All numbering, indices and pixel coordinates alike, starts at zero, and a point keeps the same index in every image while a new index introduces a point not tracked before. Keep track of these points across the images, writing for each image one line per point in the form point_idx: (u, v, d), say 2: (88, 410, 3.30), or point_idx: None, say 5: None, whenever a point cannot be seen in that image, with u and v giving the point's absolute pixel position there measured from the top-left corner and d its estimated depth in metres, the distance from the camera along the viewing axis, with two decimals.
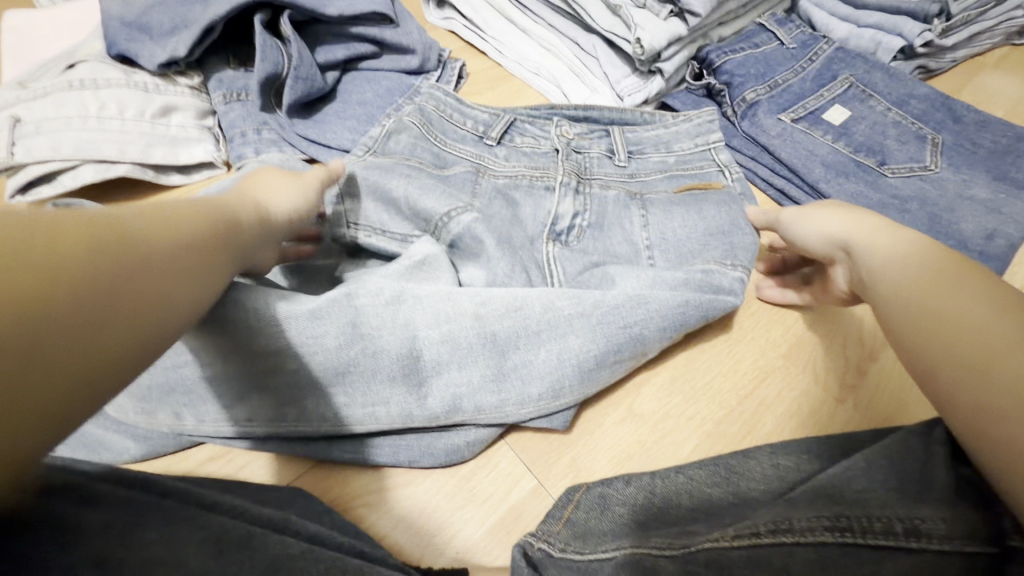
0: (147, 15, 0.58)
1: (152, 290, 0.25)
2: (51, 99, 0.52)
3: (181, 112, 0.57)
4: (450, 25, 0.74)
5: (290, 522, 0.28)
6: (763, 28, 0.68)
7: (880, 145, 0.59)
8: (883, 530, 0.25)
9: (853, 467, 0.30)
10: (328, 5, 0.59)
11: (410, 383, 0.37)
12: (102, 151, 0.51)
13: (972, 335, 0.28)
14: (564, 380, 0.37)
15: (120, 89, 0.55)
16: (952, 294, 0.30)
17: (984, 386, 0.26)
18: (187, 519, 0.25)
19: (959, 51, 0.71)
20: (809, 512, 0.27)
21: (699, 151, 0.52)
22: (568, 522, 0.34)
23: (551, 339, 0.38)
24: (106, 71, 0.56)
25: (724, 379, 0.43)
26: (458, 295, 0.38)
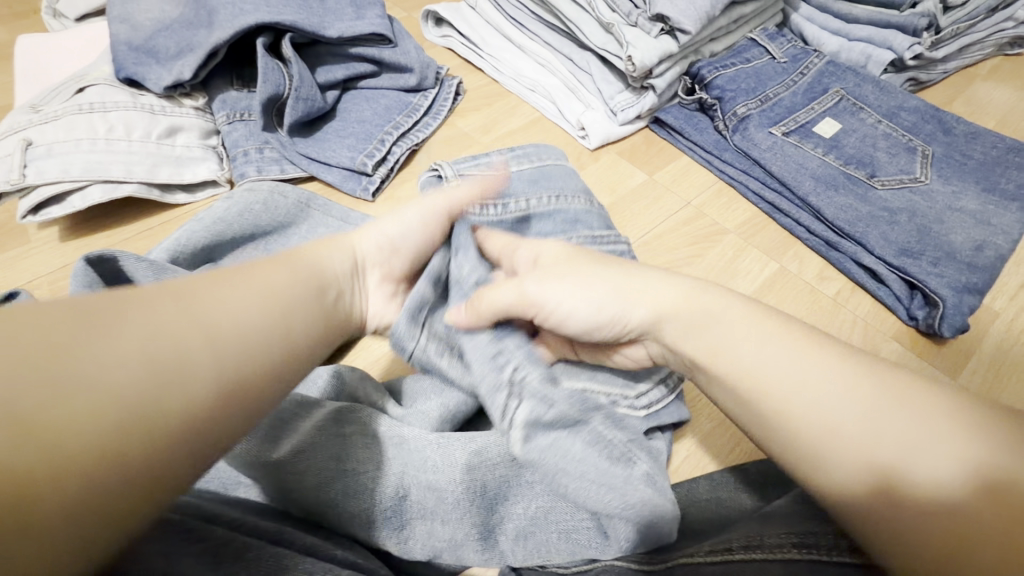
0: (155, 40, 0.60)
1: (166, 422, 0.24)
2: (63, 121, 0.54)
3: (185, 133, 0.59)
4: (448, 43, 0.75)
5: (286, 534, 0.29)
6: (754, 43, 0.70)
7: (871, 157, 0.59)
8: (842, 547, 0.27)
9: None
10: (329, 27, 0.61)
11: (391, 526, 0.33)
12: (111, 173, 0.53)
13: (808, 408, 0.29)
14: (556, 516, 0.34)
15: (129, 112, 0.57)
16: (782, 349, 0.31)
17: (862, 478, 0.27)
18: (185, 530, 0.26)
19: (950, 63, 0.72)
20: (779, 530, 0.28)
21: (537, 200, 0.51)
22: None
23: (536, 492, 0.35)
24: (115, 95, 0.58)
25: (713, 394, 0.44)
26: (452, 441, 0.36)
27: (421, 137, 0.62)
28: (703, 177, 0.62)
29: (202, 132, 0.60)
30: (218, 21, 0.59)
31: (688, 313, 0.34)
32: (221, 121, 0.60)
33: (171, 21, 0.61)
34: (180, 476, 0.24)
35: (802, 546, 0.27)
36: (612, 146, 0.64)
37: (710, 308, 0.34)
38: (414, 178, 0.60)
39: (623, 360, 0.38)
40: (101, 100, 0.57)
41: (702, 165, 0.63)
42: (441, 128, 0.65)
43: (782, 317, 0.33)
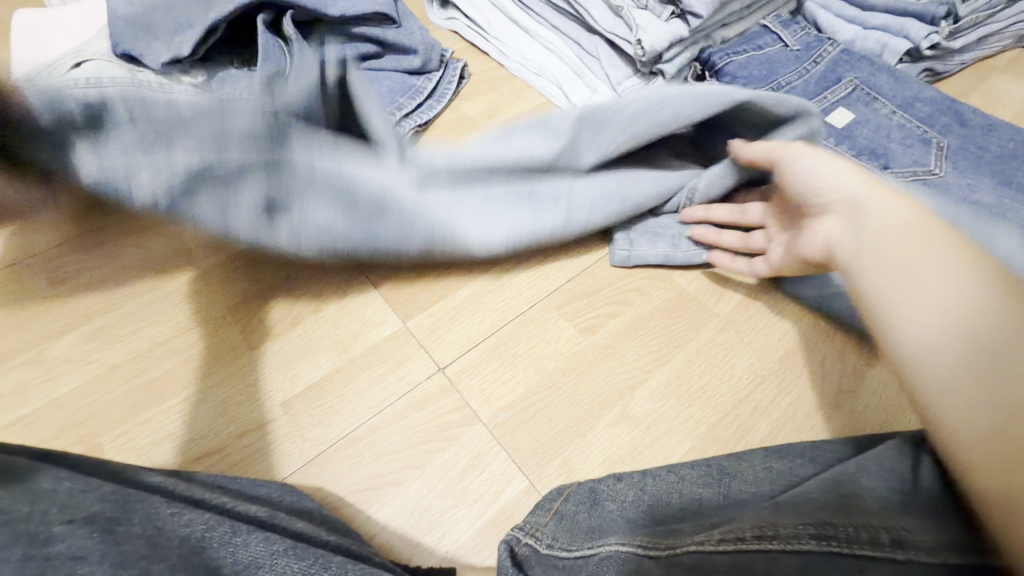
0: (124, 148, 0.45)
1: None
2: (106, 143, 0.44)
3: (187, 147, 0.46)
4: (453, 26, 0.74)
5: (277, 519, 0.28)
6: (767, 29, 0.68)
7: (884, 148, 0.58)
8: (871, 540, 0.25)
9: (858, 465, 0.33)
10: (330, 5, 0.61)
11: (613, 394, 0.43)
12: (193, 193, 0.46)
13: (900, 306, 0.35)
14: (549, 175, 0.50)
15: (150, 158, 0.45)
16: (913, 270, 0.35)
17: (937, 386, 0.31)
18: (165, 514, 0.24)
19: (967, 54, 0.70)
20: (795, 520, 0.26)
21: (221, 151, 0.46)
22: (557, 515, 0.34)
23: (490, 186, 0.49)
24: (113, 71, 0.56)
25: (720, 382, 0.43)
26: (640, 241, 0.50)
27: (424, 118, 0.62)
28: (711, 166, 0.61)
29: (195, 165, 0.45)
30: None
31: (909, 243, 0.37)
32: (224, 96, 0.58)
33: None
34: None
35: (820, 538, 0.25)
36: None
37: (926, 240, 0.37)
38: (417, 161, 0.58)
39: (805, 240, 0.43)
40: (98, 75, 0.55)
41: None
42: (445, 111, 0.65)
43: (950, 256, 0.35)
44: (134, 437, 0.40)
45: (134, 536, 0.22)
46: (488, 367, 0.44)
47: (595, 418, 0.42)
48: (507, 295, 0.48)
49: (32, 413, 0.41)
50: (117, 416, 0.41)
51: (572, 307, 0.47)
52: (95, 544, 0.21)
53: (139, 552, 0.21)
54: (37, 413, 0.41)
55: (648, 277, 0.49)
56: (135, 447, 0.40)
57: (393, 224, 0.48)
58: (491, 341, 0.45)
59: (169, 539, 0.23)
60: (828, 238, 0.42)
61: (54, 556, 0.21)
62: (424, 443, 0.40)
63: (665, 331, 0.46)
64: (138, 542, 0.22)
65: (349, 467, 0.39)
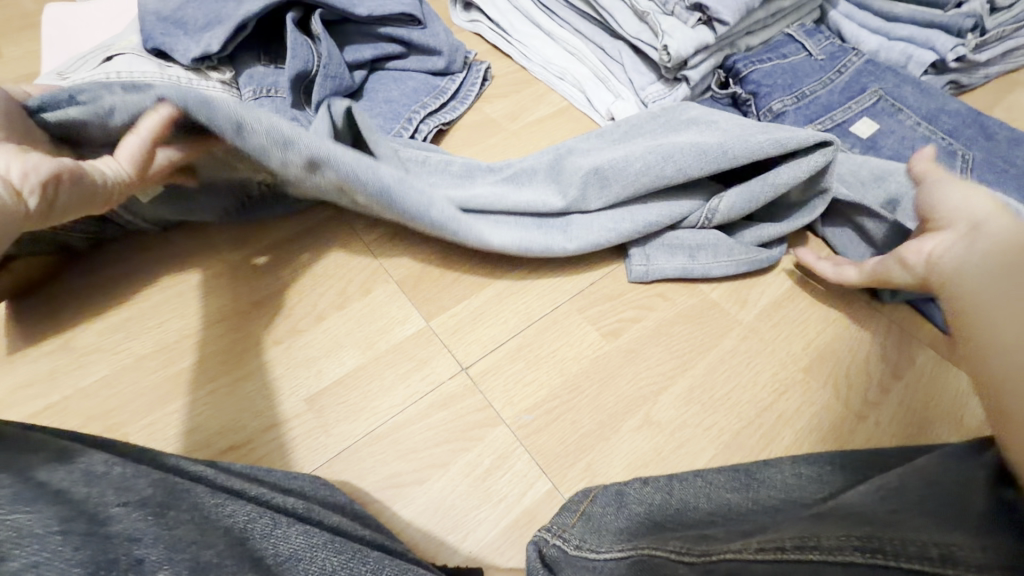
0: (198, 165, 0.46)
1: None
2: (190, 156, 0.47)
3: None
4: (476, 28, 0.75)
5: (313, 511, 0.28)
6: (791, 38, 0.68)
7: (908, 160, 0.58)
8: (918, 555, 0.24)
9: (882, 490, 0.29)
10: (358, 5, 0.61)
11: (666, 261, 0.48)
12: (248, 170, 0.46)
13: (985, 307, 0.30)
14: (554, 189, 0.48)
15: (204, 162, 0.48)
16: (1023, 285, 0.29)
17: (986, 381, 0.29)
18: (207, 505, 0.24)
19: (992, 67, 0.69)
20: (836, 531, 0.26)
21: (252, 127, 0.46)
22: (584, 515, 0.34)
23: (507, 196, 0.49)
24: (144, 69, 0.58)
25: (744, 390, 0.43)
26: (659, 254, 0.49)
27: (449, 118, 0.63)
28: None
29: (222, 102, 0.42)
30: None
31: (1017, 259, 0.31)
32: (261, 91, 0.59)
33: None
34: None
35: (864, 549, 0.24)
36: None
37: None
38: None
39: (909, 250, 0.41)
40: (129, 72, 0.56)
41: None
42: (468, 113, 0.65)
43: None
44: (161, 427, 0.41)
45: (183, 521, 0.22)
46: (510, 368, 0.44)
47: (619, 419, 0.42)
48: (530, 297, 0.48)
49: (60, 401, 0.41)
50: (145, 406, 0.41)
51: (596, 311, 0.47)
52: (150, 528, 0.21)
53: (189, 537, 0.21)
54: (65, 401, 0.41)
55: (672, 283, 0.49)
56: (162, 437, 0.40)
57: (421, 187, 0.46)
58: (515, 342, 0.45)
59: (215, 527, 0.23)
60: (933, 251, 0.39)
61: (114, 535, 0.20)
62: (448, 442, 0.40)
63: (688, 337, 0.46)
64: (187, 528, 0.22)
65: (374, 464, 0.39)
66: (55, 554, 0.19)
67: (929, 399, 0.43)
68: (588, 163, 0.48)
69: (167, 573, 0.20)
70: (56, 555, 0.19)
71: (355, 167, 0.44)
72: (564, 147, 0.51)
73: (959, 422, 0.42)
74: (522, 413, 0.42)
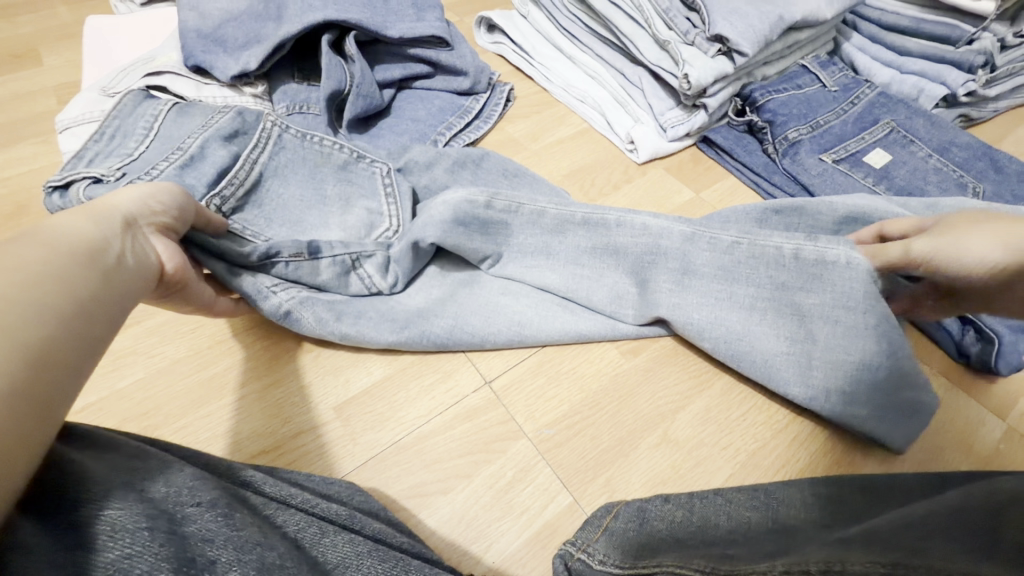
0: (288, 207, 0.48)
1: (52, 349, 0.24)
2: (266, 181, 0.48)
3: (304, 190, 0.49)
4: (499, 50, 0.77)
5: (354, 520, 0.30)
6: (806, 70, 0.70)
7: (921, 190, 0.59)
8: None
9: (911, 515, 0.28)
10: (390, 27, 0.63)
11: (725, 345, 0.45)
12: (333, 219, 0.49)
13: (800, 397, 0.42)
14: (602, 262, 0.47)
15: (305, 186, 0.49)
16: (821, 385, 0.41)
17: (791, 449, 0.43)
18: (260, 518, 0.26)
19: (1002, 102, 0.71)
20: (866, 556, 0.26)
21: (304, 176, 0.49)
22: (607, 531, 0.35)
23: (585, 269, 0.47)
24: (146, 110, 0.49)
25: (760, 412, 0.44)
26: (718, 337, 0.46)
27: (473, 137, 0.65)
28: (748, 199, 0.63)
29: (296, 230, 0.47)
30: (286, 17, 0.62)
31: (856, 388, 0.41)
32: (276, 128, 0.49)
33: (240, 12, 0.63)
34: (61, 347, 0.24)
35: None
36: (658, 161, 0.66)
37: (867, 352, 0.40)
38: None
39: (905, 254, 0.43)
40: (128, 118, 0.48)
41: (748, 187, 0.64)
42: (490, 132, 0.67)
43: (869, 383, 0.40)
44: (193, 430, 0.42)
45: (248, 523, 0.24)
46: (531, 383, 0.45)
47: (637, 428, 0.43)
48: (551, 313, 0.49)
49: (95, 402, 0.43)
50: (178, 410, 0.43)
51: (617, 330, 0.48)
52: (219, 528, 0.23)
53: (253, 539, 0.24)
54: (101, 402, 0.43)
55: None
56: (194, 440, 0.41)
57: (478, 317, 0.46)
58: (536, 358, 0.47)
59: (275, 530, 0.25)
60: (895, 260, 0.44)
61: (190, 534, 0.22)
62: (472, 454, 0.41)
63: (705, 358, 0.47)
64: (252, 529, 0.24)
65: (401, 472, 0.40)
66: (140, 548, 0.21)
67: (943, 427, 0.44)
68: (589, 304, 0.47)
69: (236, 573, 0.22)
70: (143, 548, 0.21)
71: (359, 326, 0.45)
72: (609, 233, 0.46)
73: (969, 447, 0.43)
74: (543, 427, 0.43)
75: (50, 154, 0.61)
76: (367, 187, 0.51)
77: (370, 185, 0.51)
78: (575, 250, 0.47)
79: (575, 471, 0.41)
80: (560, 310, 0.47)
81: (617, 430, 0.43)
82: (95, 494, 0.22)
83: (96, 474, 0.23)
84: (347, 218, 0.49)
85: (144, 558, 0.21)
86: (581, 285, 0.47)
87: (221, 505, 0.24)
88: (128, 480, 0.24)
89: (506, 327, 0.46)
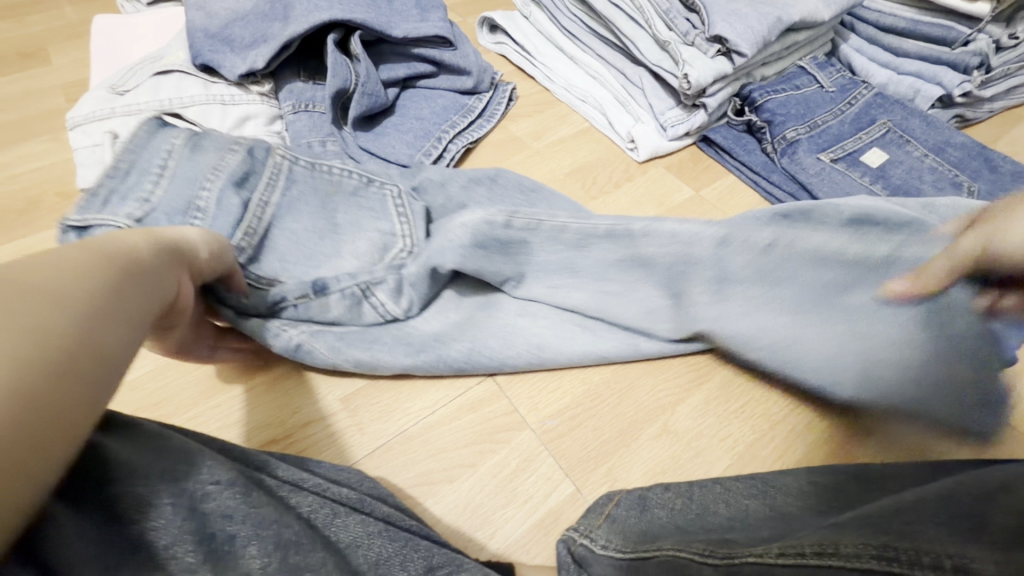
0: (301, 241, 0.46)
1: (96, 348, 0.25)
2: (279, 219, 0.46)
3: (314, 220, 0.47)
4: (502, 50, 0.79)
5: (364, 503, 0.31)
6: (804, 70, 0.71)
7: (916, 189, 0.60)
8: (931, 564, 0.24)
9: (901, 501, 0.29)
10: (395, 27, 0.64)
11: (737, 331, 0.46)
12: (349, 248, 0.47)
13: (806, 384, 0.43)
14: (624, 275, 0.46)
15: (317, 217, 0.47)
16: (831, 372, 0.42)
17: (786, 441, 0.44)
18: (277, 498, 0.27)
19: (996, 103, 0.72)
20: (857, 539, 0.27)
21: (313, 206, 0.48)
22: (609, 518, 0.37)
23: (601, 276, 0.47)
24: (159, 145, 0.45)
25: (757, 405, 0.45)
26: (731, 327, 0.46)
27: (476, 136, 0.66)
28: (747, 197, 0.64)
29: (309, 262, 0.46)
30: (293, 16, 0.63)
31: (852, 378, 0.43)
32: (285, 161, 0.48)
33: (246, 12, 0.64)
34: (106, 347, 0.25)
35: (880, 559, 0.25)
36: (659, 160, 0.67)
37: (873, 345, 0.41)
38: None
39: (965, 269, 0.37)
40: (141, 154, 0.44)
41: (747, 185, 0.65)
42: (493, 130, 0.68)
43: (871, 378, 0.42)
44: (204, 420, 0.43)
45: (265, 502, 0.26)
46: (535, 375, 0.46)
47: (638, 418, 0.44)
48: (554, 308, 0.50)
49: None
50: (188, 400, 0.44)
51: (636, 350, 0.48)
52: (239, 506, 0.25)
53: (272, 516, 0.25)
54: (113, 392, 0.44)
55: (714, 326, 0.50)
56: (205, 430, 0.42)
57: (494, 335, 0.46)
58: None
59: (292, 511, 0.27)
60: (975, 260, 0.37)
61: (210, 511, 0.24)
62: (475, 444, 0.42)
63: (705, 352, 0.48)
64: (269, 507, 0.25)
65: (406, 462, 0.41)
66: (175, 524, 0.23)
67: None
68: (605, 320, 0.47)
69: (256, 547, 0.24)
70: (170, 522, 0.23)
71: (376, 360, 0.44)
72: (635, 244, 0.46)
73: None
74: (545, 418, 0.44)
75: (60, 151, 0.62)
76: (378, 208, 0.49)
77: (382, 207, 0.49)
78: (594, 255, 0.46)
79: (577, 460, 0.42)
80: (579, 330, 0.47)
81: (618, 421, 0.44)
82: (126, 473, 0.24)
83: (126, 454, 0.25)
84: (359, 244, 0.48)
85: (170, 530, 0.23)
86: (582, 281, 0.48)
87: (239, 484, 0.26)
88: (150, 458, 0.25)
89: (521, 347, 0.46)
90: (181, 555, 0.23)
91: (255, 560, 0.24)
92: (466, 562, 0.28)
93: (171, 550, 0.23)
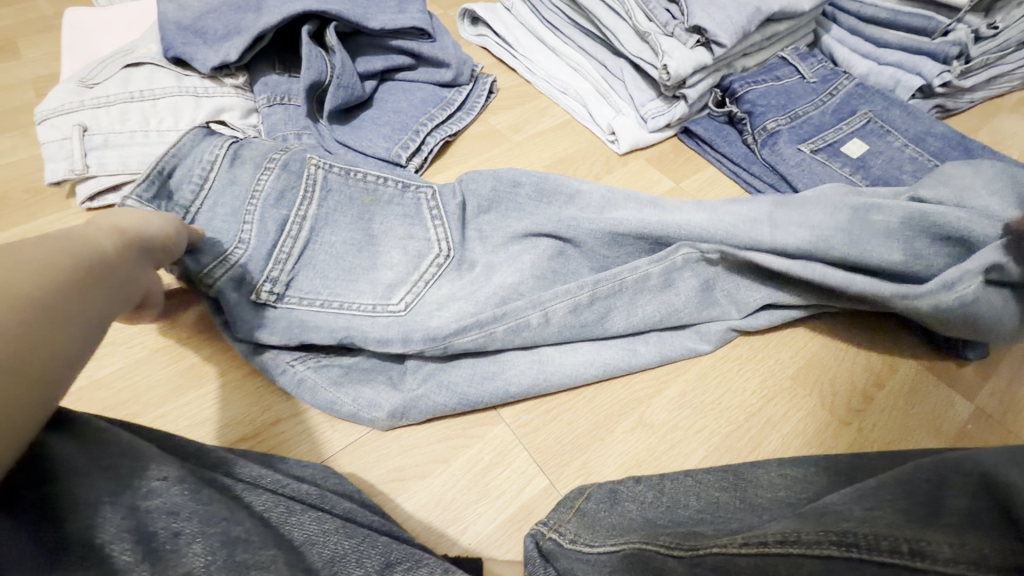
0: (338, 255, 0.45)
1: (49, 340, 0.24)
2: (316, 234, 0.45)
3: (347, 234, 0.46)
4: (483, 42, 0.78)
5: (325, 501, 0.30)
6: (785, 61, 0.71)
7: (897, 180, 0.60)
8: (888, 548, 0.24)
9: (863, 489, 0.28)
10: (371, 19, 0.63)
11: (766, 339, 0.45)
12: (386, 258, 0.45)
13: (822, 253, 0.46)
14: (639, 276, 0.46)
15: (354, 228, 0.46)
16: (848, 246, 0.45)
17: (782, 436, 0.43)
18: (231, 499, 0.27)
19: (977, 93, 0.72)
20: (817, 526, 0.27)
21: (351, 222, 0.46)
22: (579, 511, 0.36)
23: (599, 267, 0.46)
24: (203, 154, 0.44)
25: (734, 396, 0.45)
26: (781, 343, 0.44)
27: (455, 128, 0.65)
28: (728, 189, 0.64)
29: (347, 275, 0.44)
30: (266, 7, 0.61)
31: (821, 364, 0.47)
32: (321, 171, 0.47)
33: (218, 3, 0.63)
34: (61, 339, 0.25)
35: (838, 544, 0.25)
36: (639, 152, 0.66)
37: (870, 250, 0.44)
38: (446, 169, 0.63)
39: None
40: (185, 160, 0.44)
41: (728, 177, 0.65)
42: (473, 123, 0.68)
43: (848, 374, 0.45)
44: (173, 418, 0.42)
45: (215, 499, 0.25)
46: None
47: (614, 410, 0.44)
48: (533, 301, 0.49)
49: (72, 390, 0.43)
50: (158, 398, 0.43)
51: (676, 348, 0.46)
52: (186, 502, 0.24)
53: (220, 513, 0.25)
54: (80, 390, 0.43)
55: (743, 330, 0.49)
56: (174, 428, 0.42)
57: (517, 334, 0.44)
58: None
59: (244, 510, 0.26)
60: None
61: (153, 509, 0.24)
62: (448, 439, 0.42)
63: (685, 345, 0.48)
64: (219, 504, 0.25)
65: (377, 458, 0.41)
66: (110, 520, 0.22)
67: (910, 409, 0.45)
68: (651, 311, 0.45)
69: (201, 545, 0.23)
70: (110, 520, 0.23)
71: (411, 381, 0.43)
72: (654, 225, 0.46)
73: (938, 429, 0.44)
74: (521, 412, 0.44)
75: (29, 146, 0.61)
76: (415, 218, 0.48)
77: (416, 209, 0.48)
78: (615, 239, 0.47)
79: (550, 454, 0.42)
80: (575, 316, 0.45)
81: (594, 416, 0.44)
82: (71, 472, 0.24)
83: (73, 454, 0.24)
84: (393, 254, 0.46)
85: (108, 527, 0.23)
86: (560, 272, 0.47)
87: (185, 484, 0.25)
88: (94, 455, 0.25)
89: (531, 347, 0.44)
90: (119, 553, 0.22)
91: (198, 558, 0.23)
92: (426, 558, 0.28)
93: (108, 547, 0.22)
